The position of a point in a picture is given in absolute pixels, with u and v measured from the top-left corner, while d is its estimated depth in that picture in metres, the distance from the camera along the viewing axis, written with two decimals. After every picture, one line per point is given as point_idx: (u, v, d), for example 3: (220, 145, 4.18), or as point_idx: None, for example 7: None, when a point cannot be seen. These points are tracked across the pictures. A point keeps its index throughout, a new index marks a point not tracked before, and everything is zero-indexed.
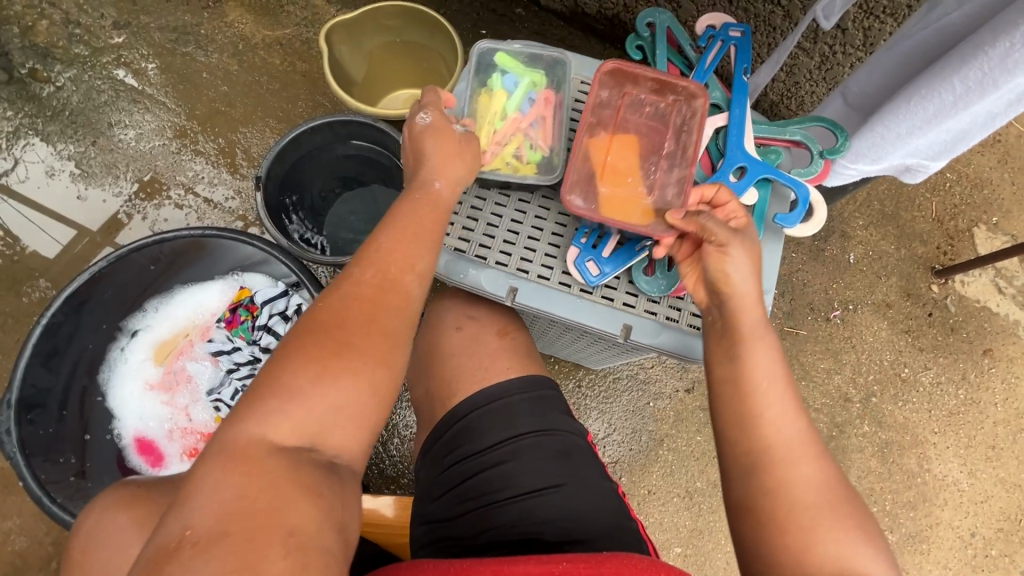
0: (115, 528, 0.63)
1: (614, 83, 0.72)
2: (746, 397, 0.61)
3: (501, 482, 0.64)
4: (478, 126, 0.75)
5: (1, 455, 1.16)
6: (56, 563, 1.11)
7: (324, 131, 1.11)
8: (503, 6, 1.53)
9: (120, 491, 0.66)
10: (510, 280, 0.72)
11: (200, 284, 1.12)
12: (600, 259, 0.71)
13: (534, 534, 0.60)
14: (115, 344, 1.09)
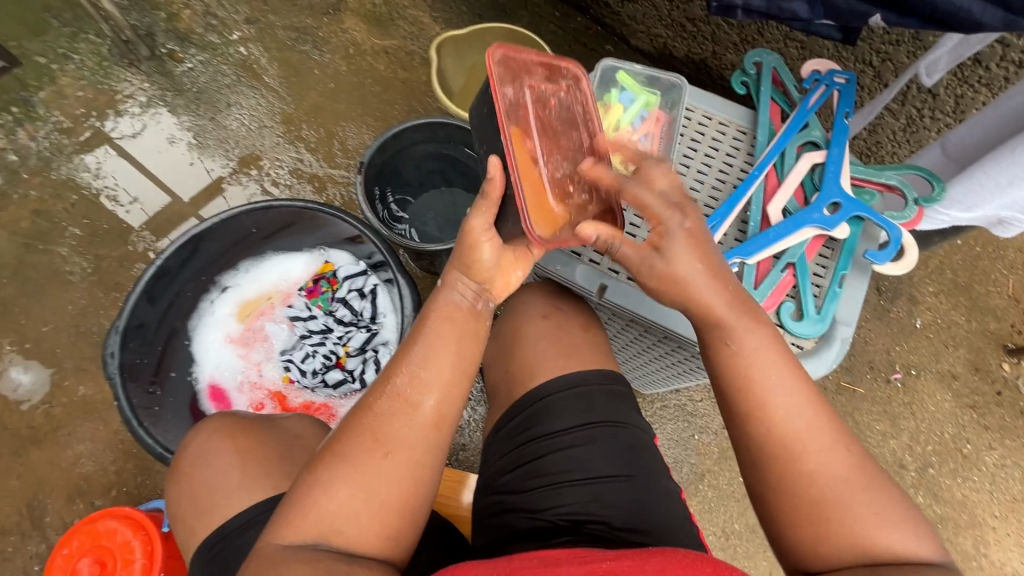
0: (218, 455, 0.70)
1: (511, 72, 0.68)
2: (751, 395, 0.61)
3: (574, 463, 0.68)
4: None
5: (89, 383, 1.26)
6: (117, 491, 1.18)
7: (424, 130, 1.21)
8: (594, 41, 1.64)
9: (226, 421, 0.74)
10: (601, 278, 0.82)
11: (289, 253, 1.21)
12: None
13: (601, 516, 0.65)
14: (205, 297, 1.17)
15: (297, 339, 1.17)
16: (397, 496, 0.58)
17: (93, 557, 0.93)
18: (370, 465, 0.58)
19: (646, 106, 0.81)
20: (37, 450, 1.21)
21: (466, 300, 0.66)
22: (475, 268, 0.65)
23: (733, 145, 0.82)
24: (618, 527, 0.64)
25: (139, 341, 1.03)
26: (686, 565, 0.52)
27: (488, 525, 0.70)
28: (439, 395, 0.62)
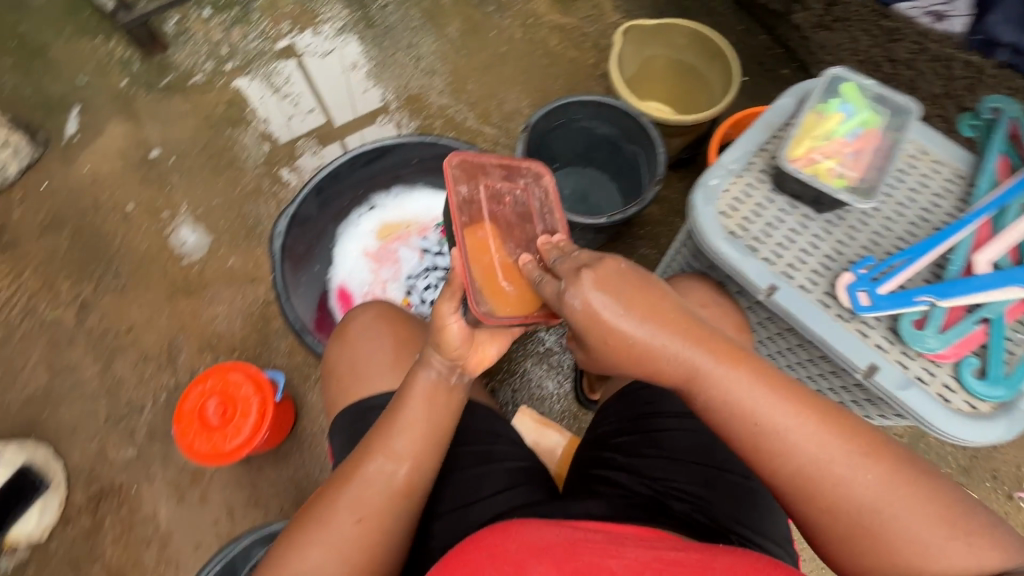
0: (368, 339, 0.82)
1: (466, 173, 0.82)
2: (759, 441, 0.62)
3: (689, 445, 0.71)
4: (805, 135, 0.77)
5: (238, 257, 1.42)
6: (238, 356, 1.33)
7: (592, 109, 1.24)
8: (771, 62, 1.58)
9: (380, 309, 0.86)
10: (774, 277, 0.72)
11: (435, 191, 1.31)
12: (875, 293, 0.69)
13: (707, 502, 0.67)
14: (355, 210, 1.28)
15: (423, 269, 1.25)
16: (366, 540, 0.65)
17: (218, 400, 1.06)
18: (342, 529, 0.65)
19: (862, 124, 0.79)
20: (185, 301, 1.38)
21: (439, 382, 0.71)
22: (459, 353, 0.70)
23: (944, 186, 0.77)
24: (722, 518, 0.65)
25: (301, 231, 1.15)
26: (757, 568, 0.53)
27: (590, 474, 0.73)
28: (410, 465, 0.68)
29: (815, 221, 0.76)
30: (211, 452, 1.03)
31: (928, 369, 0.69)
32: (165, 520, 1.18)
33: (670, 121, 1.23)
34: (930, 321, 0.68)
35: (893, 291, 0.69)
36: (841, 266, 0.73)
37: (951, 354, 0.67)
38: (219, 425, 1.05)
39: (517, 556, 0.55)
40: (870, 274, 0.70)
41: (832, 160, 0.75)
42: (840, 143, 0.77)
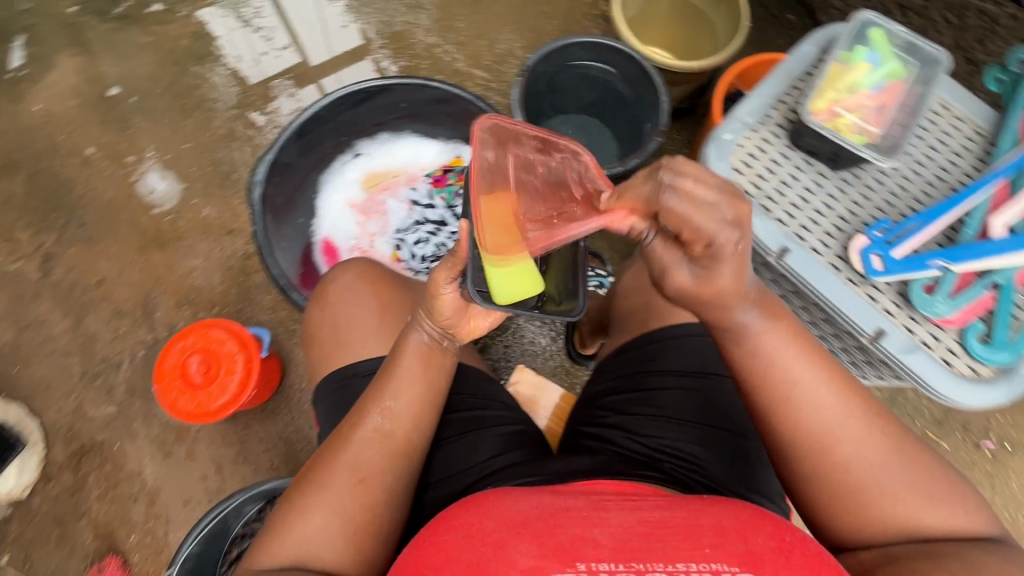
0: (351, 302, 0.78)
1: (495, 141, 0.68)
2: (787, 396, 0.58)
3: (684, 403, 0.71)
4: (826, 88, 0.73)
5: (214, 206, 1.34)
6: (218, 310, 1.27)
7: (593, 51, 1.16)
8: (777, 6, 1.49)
9: (362, 271, 0.81)
10: (786, 240, 0.70)
11: (424, 139, 1.23)
12: (889, 257, 0.68)
13: (702, 461, 0.67)
14: (339, 159, 1.20)
15: (413, 222, 1.19)
16: (365, 498, 0.64)
17: (201, 357, 1.02)
18: (341, 489, 0.63)
19: (888, 77, 0.74)
20: (158, 253, 1.31)
21: (434, 345, 0.70)
22: (453, 323, 0.70)
23: (963, 144, 0.75)
24: (709, 472, 0.66)
25: (280, 181, 1.08)
26: (743, 522, 0.54)
27: (585, 435, 0.73)
28: (412, 422, 0.68)
29: (829, 181, 0.74)
30: (195, 411, 1.00)
31: (932, 333, 0.68)
32: (151, 476, 1.16)
33: (675, 66, 1.16)
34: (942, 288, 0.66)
35: (907, 255, 0.67)
36: (854, 228, 0.72)
37: (958, 320, 0.66)
38: (202, 383, 1.01)
39: (496, 533, 0.55)
40: (885, 237, 0.68)
41: (854, 116, 0.72)
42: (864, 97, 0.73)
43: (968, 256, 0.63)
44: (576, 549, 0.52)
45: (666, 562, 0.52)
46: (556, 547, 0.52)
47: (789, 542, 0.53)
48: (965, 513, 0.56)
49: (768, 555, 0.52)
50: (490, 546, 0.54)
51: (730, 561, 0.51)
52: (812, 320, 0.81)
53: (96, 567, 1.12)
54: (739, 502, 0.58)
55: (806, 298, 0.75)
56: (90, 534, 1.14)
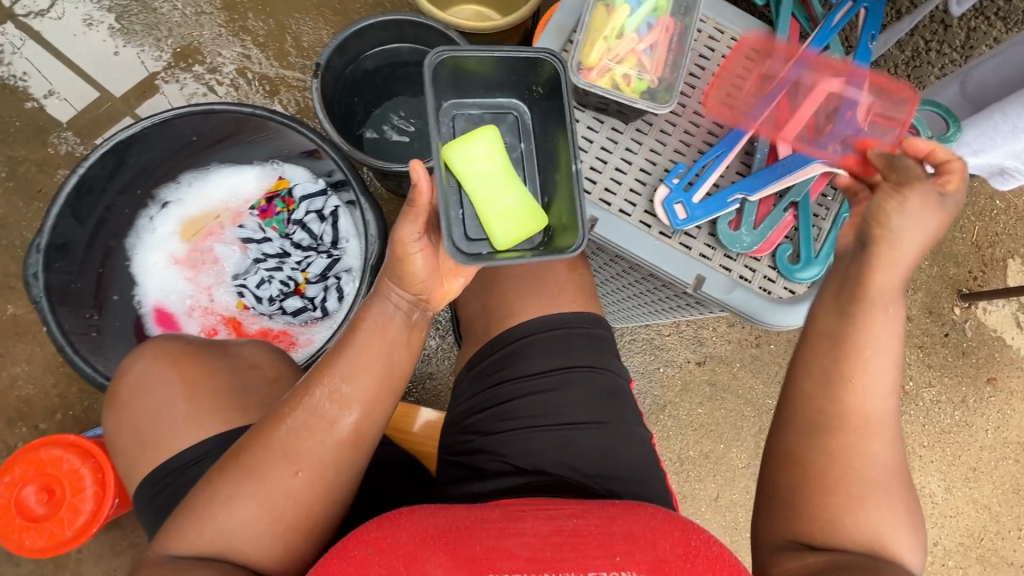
0: (145, 401, 0.68)
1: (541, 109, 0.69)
2: (855, 369, 0.57)
3: (548, 407, 0.67)
4: (594, 40, 0.75)
5: (19, 300, 1.15)
6: (61, 415, 1.11)
7: (391, 29, 1.05)
8: None
9: (150, 355, 0.70)
10: (593, 209, 0.72)
11: (237, 167, 1.09)
12: (689, 203, 0.72)
13: (570, 464, 0.65)
14: (143, 215, 1.06)
15: (251, 263, 1.07)
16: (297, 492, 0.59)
17: (39, 485, 0.89)
18: (278, 479, 0.58)
19: (654, 12, 0.77)
20: None
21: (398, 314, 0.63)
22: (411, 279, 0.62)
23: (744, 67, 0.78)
24: (585, 475, 0.64)
25: (71, 264, 0.94)
26: (654, 529, 0.54)
27: (454, 463, 0.70)
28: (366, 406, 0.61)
29: (623, 133, 0.76)
30: (49, 546, 0.88)
31: (749, 267, 0.73)
32: None
33: (480, 28, 1.07)
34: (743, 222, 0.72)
35: (703, 198, 0.73)
36: (656, 178, 0.75)
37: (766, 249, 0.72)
38: (49, 513, 0.89)
39: (410, 547, 0.53)
40: (682, 183, 0.73)
41: (626, 64, 0.75)
42: (632, 41, 0.75)
43: (756, 186, 0.72)
44: (492, 560, 0.52)
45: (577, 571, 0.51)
46: (468, 560, 0.52)
47: (693, 545, 0.54)
48: (908, 545, 0.55)
49: (674, 561, 0.52)
50: (403, 558, 0.52)
51: (639, 568, 0.51)
52: (643, 280, 0.82)
53: None
54: (651, 509, 0.57)
55: (630, 262, 0.78)
56: None
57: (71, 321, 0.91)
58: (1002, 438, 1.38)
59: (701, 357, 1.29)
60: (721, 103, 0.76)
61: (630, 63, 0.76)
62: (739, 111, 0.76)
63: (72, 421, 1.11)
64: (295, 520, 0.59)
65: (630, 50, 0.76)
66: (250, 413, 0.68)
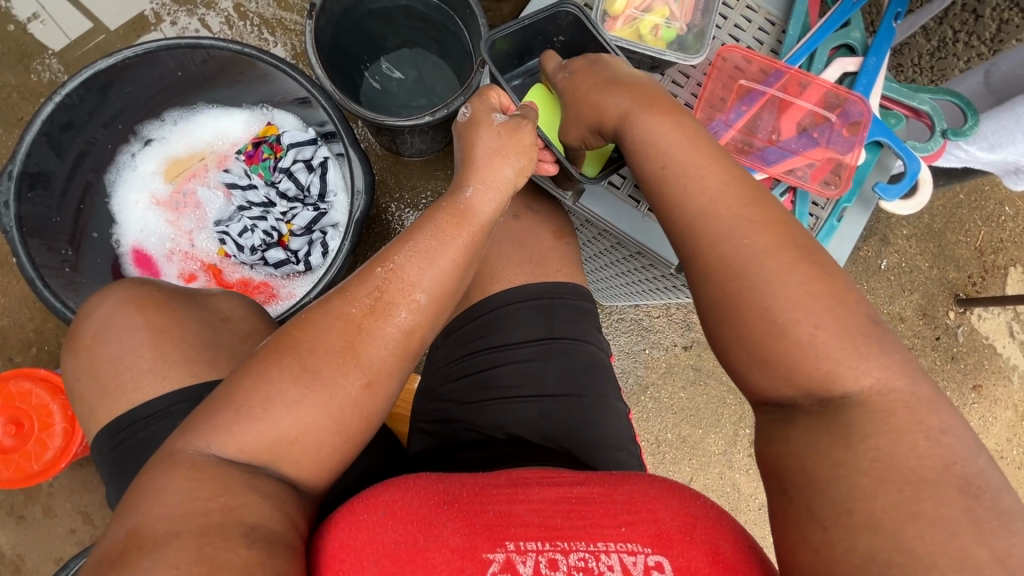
0: (114, 336, 0.66)
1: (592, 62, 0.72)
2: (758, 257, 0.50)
3: (525, 379, 0.66)
4: None
5: None
6: (36, 350, 1.10)
7: None
8: None
9: (127, 295, 0.69)
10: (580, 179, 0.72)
11: (225, 109, 1.05)
12: None
13: (546, 437, 0.63)
14: (124, 150, 1.02)
15: (234, 210, 1.04)
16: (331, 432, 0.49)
17: (8, 417, 0.89)
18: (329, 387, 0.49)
19: None
20: None
21: (478, 207, 0.59)
22: (490, 172, 0.60)
23: (755, 38, 0.75)
24: (556, 446, 0.62)
25: (46, 194, 0.91)
26: (653, 499, 0.50)
27: (428, 430, 0.68)
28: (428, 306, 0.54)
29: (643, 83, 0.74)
30: (16, 478, 0.87)
31: None
32: (11, 543, 1.05)
33: None
34: None
35: None
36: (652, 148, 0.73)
37: None
38: (16, 446, 0.88)
39: (422, 512, 0.48)
40: None
41: (651, 16, 0.75)
42: None
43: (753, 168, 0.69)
44: (503, 527, 0.47)
45: (586, 540, 0.47)
46: (484, 526, 0.47)
47: (691, 516, 0.49)
48: (877, 364, 0.46)
49: (676, 533, 0.48)
50: (418, 524, 0.47)
51: (642, 541, 0.47)
52: (629, 259, 0.82)
53: None
54: (651, 477, 0.54)
55: (615, 238, 0.78)
56: None
57: (42, 252, 0.88)
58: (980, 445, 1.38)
59: (688, 342, 1.28)
60: (721, 82, 0.72)
61: (656, 13, 0.75)
62: (734, 95, 0.73)
63: (49, 357, 1.10)
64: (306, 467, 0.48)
65: (647, 7, 0.75)
66: (217, 361, 0.67)
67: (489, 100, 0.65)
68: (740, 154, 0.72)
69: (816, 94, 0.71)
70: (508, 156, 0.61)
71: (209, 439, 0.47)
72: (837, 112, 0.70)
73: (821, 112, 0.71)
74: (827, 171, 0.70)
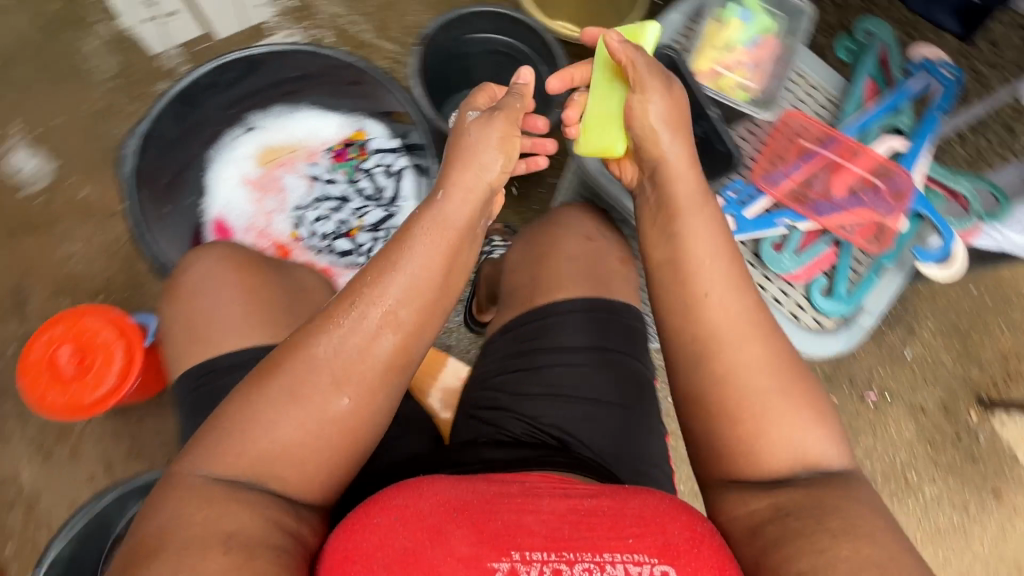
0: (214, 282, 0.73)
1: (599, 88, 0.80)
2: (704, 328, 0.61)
3: (575, 379, 0.70)
4: (705, 49, 0.87)
5: (93, 188, 1.22)
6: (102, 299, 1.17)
7: (494, 20, 1.13)
8: None
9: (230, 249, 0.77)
10: None
11: (324, 111, 1.17)
12: (739, 217, 0.87)
13: (591, 438, 0.67)
14: (229, 131, 1.13)
15: (314, 200, 1.14)
16: (352, 397, 0.56)
17: (72, 347, 0.93)
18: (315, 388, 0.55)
19: (761, 31, 0.88)
20: (32, 238, 1.18)
21: (458, 222, 0.65)
22: (461, 176, 0.67)
23: (818, 111, 0.91)
24: (595, 450, 0.66)
25: (159, 156, 1.01)
26: (663, 513, 0.52)
27: (476, 418, 0.73)
28: (422, 301, 0.60)
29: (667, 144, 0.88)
30: (68, 407, 0.92)
31: (783, 288, 0.88)
32: (30, 479, 1.07)
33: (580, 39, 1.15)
34: (785, 247, 0.88)
35: (757, 215, 0.87)
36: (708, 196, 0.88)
37: (797, 274, 0.86)
38: (76, 376, 0.93)
39: (432, 519, 0.51)
40: (738, 199, 0.88)
41: (735, 72, 0.86)
42: (741, 53, 0.87)
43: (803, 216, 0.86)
44: (511, 536, 0.50)
45: (592, 551, 0.49)
46: (493, 534, 0.50)
47: (698, 532, 0.51)
48: (805, 429, 0.58)
49: (683, 545, 0.50)
50: (427, 531, 0.50)
51: (649, 552, 0.50)
52: None
53: None
54: (661, 494, 0.55)
55: None
56: None
57: (146, 205, 0.97)
58: (996, 554, 1.34)
59: None
60: (784, 141, 0.86)
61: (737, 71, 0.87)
62: (794, 153, 0.86)
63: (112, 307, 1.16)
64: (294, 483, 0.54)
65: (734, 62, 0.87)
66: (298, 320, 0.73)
67: (472, 102, 0.74)
68: (796, 203, 0.87)
69: (867, 162, 0.85)
70: (481, 159, 0.68)
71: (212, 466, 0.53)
72: (885, 180, 0.85)
73: (870, 178, 0.85)
74: (873, 227, 0.85)
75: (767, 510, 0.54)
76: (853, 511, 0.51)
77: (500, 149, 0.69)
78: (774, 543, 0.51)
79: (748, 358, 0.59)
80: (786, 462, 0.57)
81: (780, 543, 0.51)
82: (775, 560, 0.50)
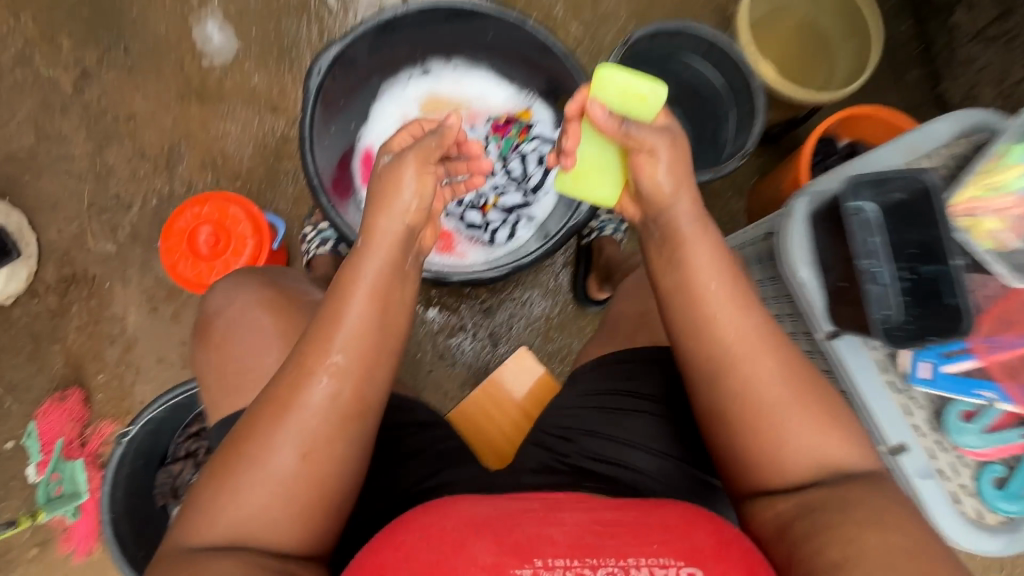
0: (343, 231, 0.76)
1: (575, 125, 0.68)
2: (722, 350, 0.63)
3: (641, 430, 0.74)
4: (971, 186, 0.78)
5: (262, 77, 1.25)
6: (239, 185, 1.22)
7: (704, 44, 1.06)
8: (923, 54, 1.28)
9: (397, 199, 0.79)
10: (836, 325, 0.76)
11: (499, 79, 1.15)
12: (937, 366, 0.75)
13: (654, 484, 0.70)
14: (405, 70, 1.12)
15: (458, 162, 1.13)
16: (333, 390, 0.65)
17: (212, 228, 0.98)
18: (307, 412, 0.64)
19: None
20: (196, 106, 1.23)
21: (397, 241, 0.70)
22: (391, 174, 0.70)
23: None
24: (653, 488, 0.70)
25: (343, 79, 1.02)
26: (687, 522, 0.54)
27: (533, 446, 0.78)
28: (369, 299, 0.68)
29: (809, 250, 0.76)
30: (193, 279, 0.97)
31: (953, 464, 0.76)
32: (134, 325, 1.16)
33: (792, 95, 1.05)
34: (979, 415, 0.76)
35: (958, 369, 0.76)
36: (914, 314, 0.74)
37: (990, 454, 0.75)
38: (208, 255, 0.98)
39: (456, 535, 0.52)
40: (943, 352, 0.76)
41: (987, 220, 0.79)
42: (1006, 202, 0.78)
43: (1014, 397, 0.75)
44: (534, 546, 0.51)
45: (615, 557, 0.50)
46: (513, 546, 0.51)
47: (727, 538, 0.53)
48: (830, 434, 0.60)
49: (710, 550, 0.51)
50: (451, 546, 0.51)
51: (674, 557, 0.50)
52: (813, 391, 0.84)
53: (58, 396, 1.11)
54: (677, 504, 0.58)
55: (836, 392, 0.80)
56: (61, 361, 1.13)
57: (318, 123, 0.98)
58: None
59: None
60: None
61: (994, 219, 0.79)
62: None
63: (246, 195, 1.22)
64: (288, 503, 0.62)
65: (994, 209, 0.79)
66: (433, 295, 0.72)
67: (388, 141, 0.74)
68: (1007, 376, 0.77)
69: None
70: (402, 191, 0.69)
71: (194, 529, 0.61)
72: None
73: None
74: None
75: (789, 510, 0.58)
76: (881, 509, 0.54)
77: (417, 185, 0.70)
78: (803, 545, 0.55)
79: (766, 373, 0.62)
80: (804, 469, 0.60)
81: (808, 536, 0.55)
82: (809, 564, 0.53)
